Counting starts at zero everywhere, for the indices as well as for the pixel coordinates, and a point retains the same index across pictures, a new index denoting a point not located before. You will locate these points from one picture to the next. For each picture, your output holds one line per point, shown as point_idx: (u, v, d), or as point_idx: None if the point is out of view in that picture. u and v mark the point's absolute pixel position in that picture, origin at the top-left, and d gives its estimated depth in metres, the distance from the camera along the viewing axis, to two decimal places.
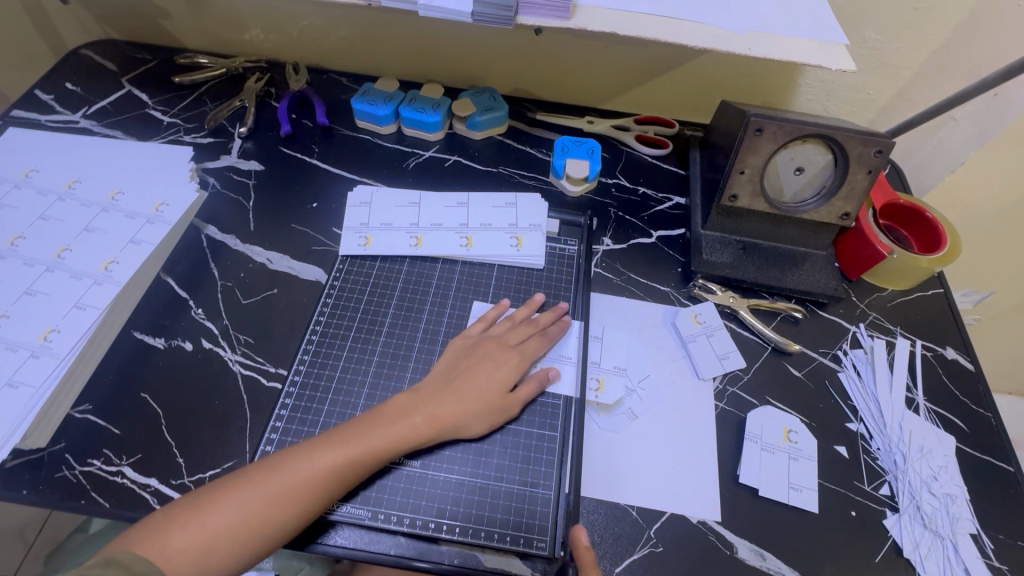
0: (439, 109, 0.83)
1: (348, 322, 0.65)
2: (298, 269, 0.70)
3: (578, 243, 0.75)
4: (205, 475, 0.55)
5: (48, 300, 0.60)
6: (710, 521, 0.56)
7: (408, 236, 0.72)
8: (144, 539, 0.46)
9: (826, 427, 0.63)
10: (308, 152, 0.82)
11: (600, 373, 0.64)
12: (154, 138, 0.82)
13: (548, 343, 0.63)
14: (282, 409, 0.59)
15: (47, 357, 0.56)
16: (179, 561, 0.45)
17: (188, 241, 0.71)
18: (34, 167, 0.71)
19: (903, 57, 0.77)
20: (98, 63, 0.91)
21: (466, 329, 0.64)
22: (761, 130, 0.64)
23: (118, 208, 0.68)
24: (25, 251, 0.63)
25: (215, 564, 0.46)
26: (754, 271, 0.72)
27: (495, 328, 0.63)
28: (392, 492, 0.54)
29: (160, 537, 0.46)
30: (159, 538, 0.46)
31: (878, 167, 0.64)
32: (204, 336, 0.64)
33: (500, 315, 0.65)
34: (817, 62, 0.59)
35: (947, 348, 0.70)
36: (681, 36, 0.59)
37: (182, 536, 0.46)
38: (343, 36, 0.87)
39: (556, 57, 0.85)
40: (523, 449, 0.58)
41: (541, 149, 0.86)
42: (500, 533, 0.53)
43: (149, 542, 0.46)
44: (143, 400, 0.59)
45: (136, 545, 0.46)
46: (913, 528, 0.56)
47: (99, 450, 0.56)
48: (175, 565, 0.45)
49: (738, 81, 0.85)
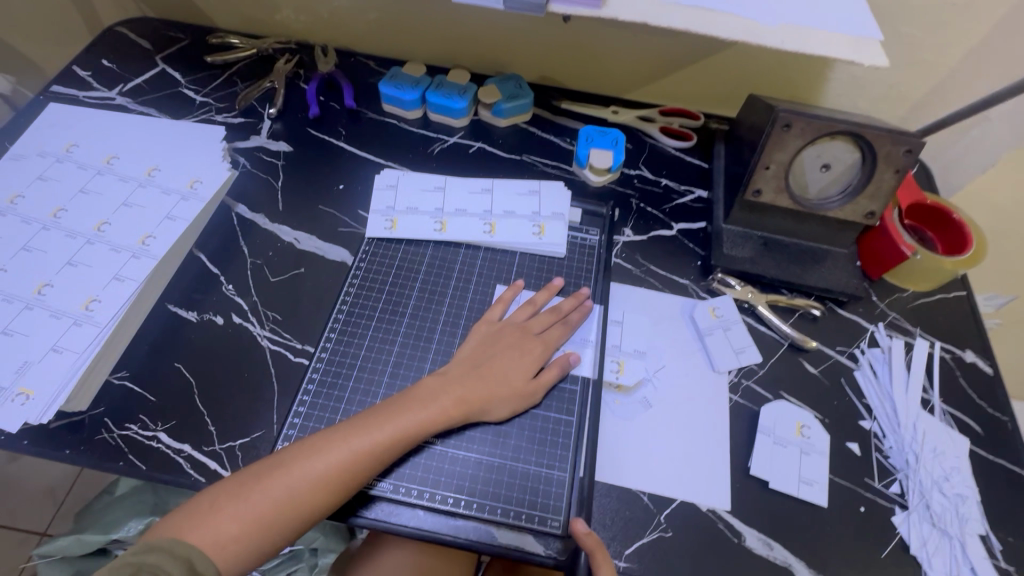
0: (465, 95, 0.84)
1: (373, 303, 0.67)
2: (325, 250, 0.72)
3: (599, 234, 0.75)
4: (235, 444, 0.58)
5: (89, 271, 0.62)
6: (719, 509, 0.57)
7: (432, 221, 0.73)
8: (193, 523, 0.48)
9: (840, 424, 0.63)
10: (335, 135, 0.84)
11: (620, 356, 0.66)
12: (187, 117, 0.84)
13: (569, 330, 0.65)
14: (309, 384, 0.61)
15: (88, 325, 0.59)
16: (231, 546, 0.48)
17: (219, 219, 0.74)
18: (74, 143, 0.73)
19: (939, 53, 0.75)
20: (132, 40, 0.93)
21: (489, 311, 0.65)
22: (789, 125, 0.64)
23: (154, 184, 0.70)
24: (67, 224, 0.66)
25: (263, 544, 0.49)
26: (775, 266, 0.72)
27: (519, 316, 0.65)
28: (413, 468, 0.56)
29: (209, 524, 0.48)
30: (208, 525, 0.48)
31: (907, 166, 0.63)
32: (235, 312, 0.66)
33: (516, 296, 0.67)
34: (849, 57, 0.58)
35: (966, 351, 0.70)
36: (713, 28, 0.59)
37: (232, 523, 0.48)
38: (372, 19, 0.88)
39: (584, 45, 0.85)
40: (540, 431, 0.59)
41: (565, 138, 0.86)
42: (516, 511, 0.55)
43: (198, 528, 0.48)
44: (177, 370, 0.62)
45: (187, 530, 0.48)
46: (922, 526, 0.57)
47: (136, 415, 0.59)
48: (228, 549, 0.48)
49: (767, 75, 0.84)
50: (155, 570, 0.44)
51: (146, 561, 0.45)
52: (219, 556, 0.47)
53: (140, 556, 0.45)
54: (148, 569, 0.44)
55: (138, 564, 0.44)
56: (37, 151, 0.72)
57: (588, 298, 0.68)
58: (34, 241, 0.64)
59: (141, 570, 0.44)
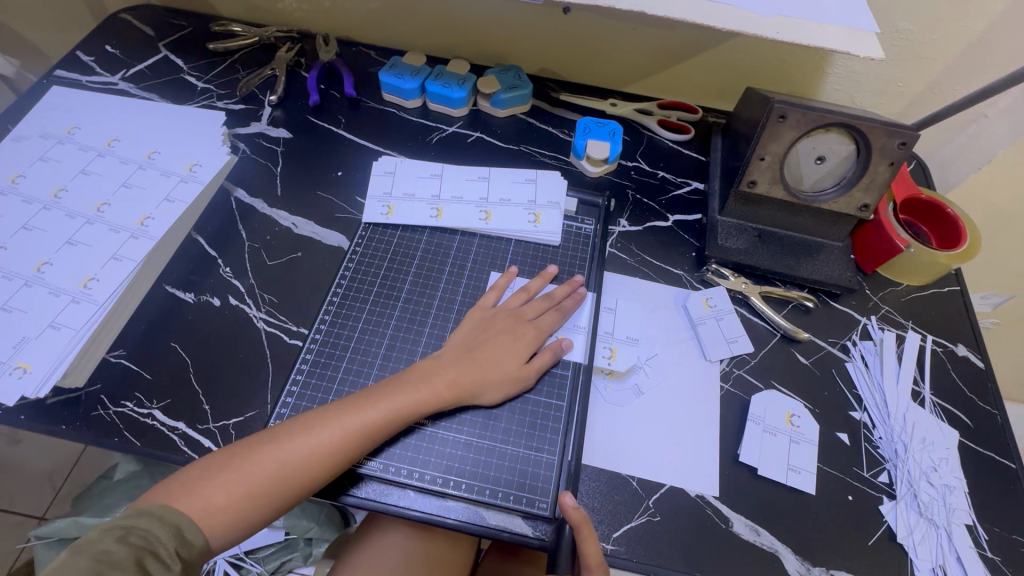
0: (464, 85, 0.84)
1: (368, 288, 0.67)
2: (322, 235, 0.73)
3: (595, 224, 0.75)
4: (229, 423, 0.58)
5: (88, 250, 0.63)
6: (707, 495, 0.58)
7: (429, 208, 0.74)
8: (183, 494, 0.49)
9: (830, 414, 0.64)
10: (335, 122, 0.84)
11: (613, 342, 0.66)
12: (188, 103, 0.85)
13: (563, 317, 0.65)
14: (302, 365, 0.62)
15: (86, 302, 0.60)
16: (220, 515, 0.49)
17: (218, 203, 0.74)
18: (76, 125, 0.74)
19: (938, 49, 0.75)
20: (135, 27, 0.94)
21: (483, 297, 0.66)
22: (784, 116, 0.64)
23: (154, 167, 0.70)
24: (67, 204, 0.66)
25: (251, 516, 0.50)
26: (769, 258, 0.72)
27: (512, 302, 0.65)
28: (403, 448, 0.57)
29: (199, 493, 0.49)
30: (198, 494, 0.49)
31: (901, 160, 0.64)
32: (231, 294, 0.67)
33: (509, 283, 0.67)
34: (844, 48, 0.58)
35: (959, 345, 0.70)
36: (710, 18, 0.59)
37: (222, 493, 0.49)
38: (374, 8, 0.88)
39: (583, 37, 0.85)
40: (531, 415, 0.60)
41: (563, 129, 0.86)
42: (504, 493, 0.55)
43: (188, 497, 0.49)
44: (173, 350, 0.63)
45: (177, 498, 0.49)
46: (910, 515, 0.58)
47: (132, 393, 0.59)
48: (217, 519, 0.49)
49: (765, 68, 0.84)
50: (141, 536, 0.45)
51: (135, 527, 0.46)
52: (208, 525, 0.48)
53: (132, 520, 0.46)
54: (134, 535, 0.45)
55: (127, 527, 0.45)
56: (39, 132, 0.72)
57: (582, 286, 0.68)
58: (35, 220, 0.65)
59: (127, 535, 0.45)
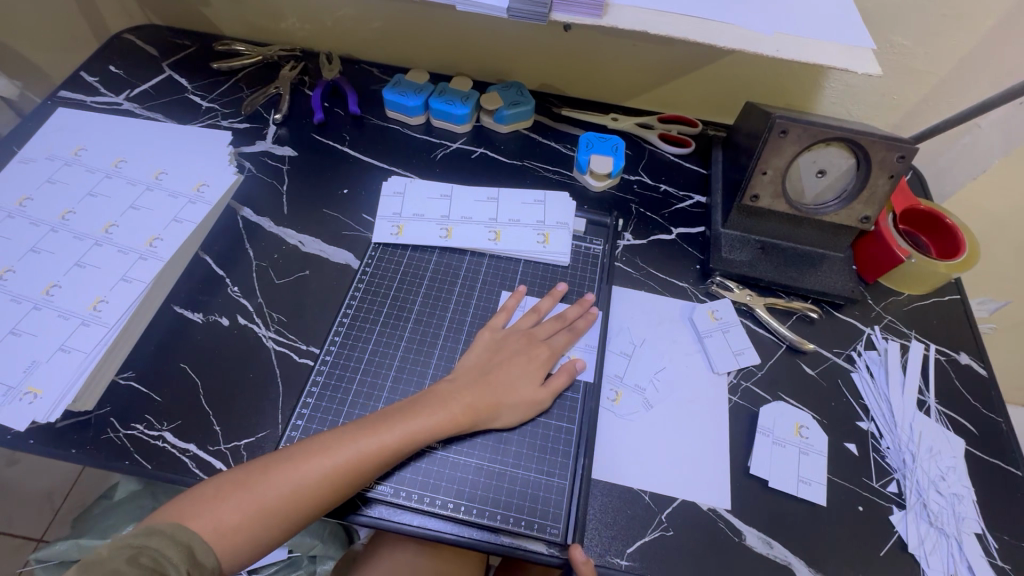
0: (467, 102, 0.85)
1: (378, 308, 0.68)
2: (330, 253, 0.73)
3: (603, 244, 0.76)
4: (241, 444, 0.58)
5: (97, 273, 0.63)
6: (719, 509, 0.58)
7: (438, 228, 0.74)
8: (193, 514, 0.49)
9: (838, 425, 0.64)
10: (340, 140, 0.85)
11: (620, 387, 0.65)
12: (193, 122, 0.85)
13: (575, 337, 0.66)
14: (313, 387, 0.62)
15: (96, 325, 0.60)
16: (231, 536, 0.48)
17: (225, 222, 0.75)
18: (83, 146, 0.74)
19: (931, 63, 0.77)
20: (139, 47, 0.95)
21: (493, 319, 0.66)
22: (785, 132, 0.65)
23: (161, 188, 0.71)
24: (75, 226, 0.67)
25: (262, 538, 0.50)
26: (773, 270, 0.73)
27: (523, 323, 0.66)
28: (415, 472, 0.57)
29: (211, 512, 0.49)
30: (211, 513, 0.49)
31: (900, 172, 0.65)
32: (240, 313, 0.67)
33: (519, 303, 0.68)
34: (844, 66, 0.59)
35: (961, 353, 0.71)
36: (711, 37, 0.60)
37: (235, 512, 0.49)
38: (377, 27, 0.90)
39: (584, 54, 0.87)
40: (541, 438, 0.60)
41: (566, 144, 0.87)
42: (516, 517, 0.55)
43: (201, 515, 0.48)
44: (182, 370, 0.62)
45: (189, 517, 0.48)
46: (920, 525, 0.58)
47: (142, 415, 0.59)
48: (229, 539, 0.48)
49: (763, 83, 0.85)
50: (153, 556, 0.45)
51: (147, 546, 0.46)
52: (220, 546, 0.48)
53: (143, 540, 0.46)
54: (145, 555, 0.45)
55: (139, 547, 0.45)
56: (46, 154, 0.73)
57: (592, 304, 0.69)
58: (43, 242, 0.65)
59: (138, 555, 0.45)
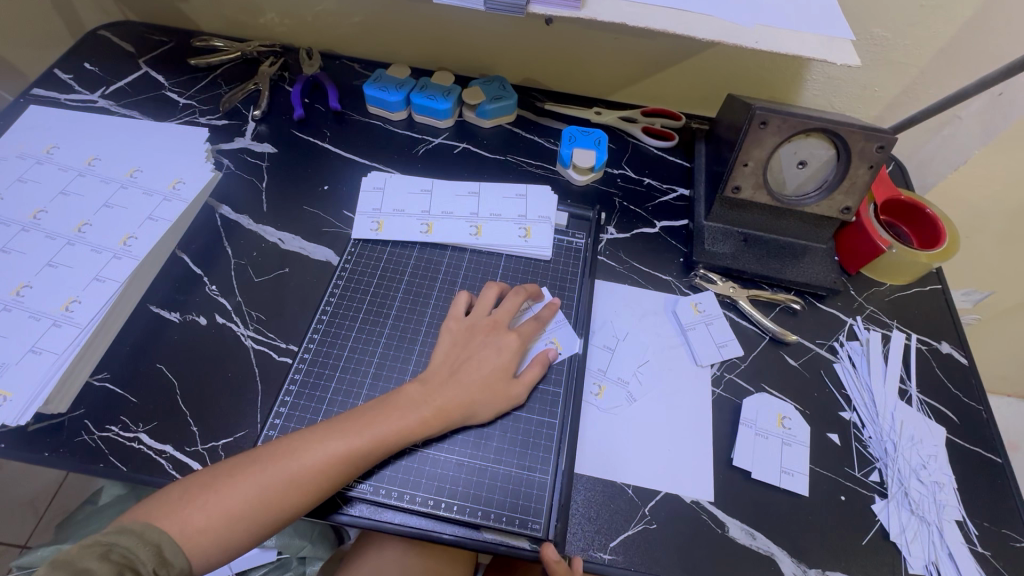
0: (449, 96, 0.84)
1: (357, 305, 0.67)
2: (310, 250, 0.72)
3: (586, 238, 0.76)
4: (218, 444, 0.57)
5: (69, 272, 0.62)
6: (702, 501, 0.58)
7: (419, 223, 0.73)
8: (162, 515, 0.48)
9: (820, 415, 0.64)
10: (320, 136, 0.84)
11: (603, 380, 0.65)
12: (170, 119, 0.84)
13: (540, 326, 0.65)
14: (292, 385, 0.61)
15: (68, 326, 0.59)
16: (200, 538, 0.48)
17: (203, 220, 0.73)
18: (55, 144, 0.73)
19: (911, 53, 0.77)
20: (115, 43, 0.93)
21: (457, 306, 0.65)
22: (765, 123, 0.65)
23: (136, 185, 0.69)
24: (46, 225, 0.65)
25: (232, 541, 0.49)
26: (755, 262, 0.73)
27: (483, 308, 0.64)
28: (394, 471, 0.56)
29: (180, 513, 0.48)
30: (179, 515, 0.48)
31: (880, 162, 0.65)
32: (218, 312, 0.66)
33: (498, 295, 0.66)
34: (822, 56, 0.59)
35: (942, 342, 0.71)
36: (689, 28, 0.60)
37: (202, 515, 0.48)
38: (357, 22, 0.89)
39: (566, 47, 0.86)
40: (522, 434, 0.59)
41: (549, 138, 0.87)
42: (496, 513, 0.55)
43: (169, 517, 0.48)
44: (159, 370, 0.61)
45: (159, 517, 0.48)
46: (901, 513, 0.58)
47: (117, 417, 0.58)
48: (198, 542, 0.48)
49: (745, 75, 0.85)
50: (123, 553, 0.44)
51: (117, 544, 0.45)
52: (188, 547, 0.47)
53: (113, 537, 0.45)
54: (115, 552, 0.44)
55: (108, 545, 0.44)
56: (16, 152, 0.71)
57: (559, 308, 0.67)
58: (13, 242, 0.63)
59: (108, 552, 0.44)
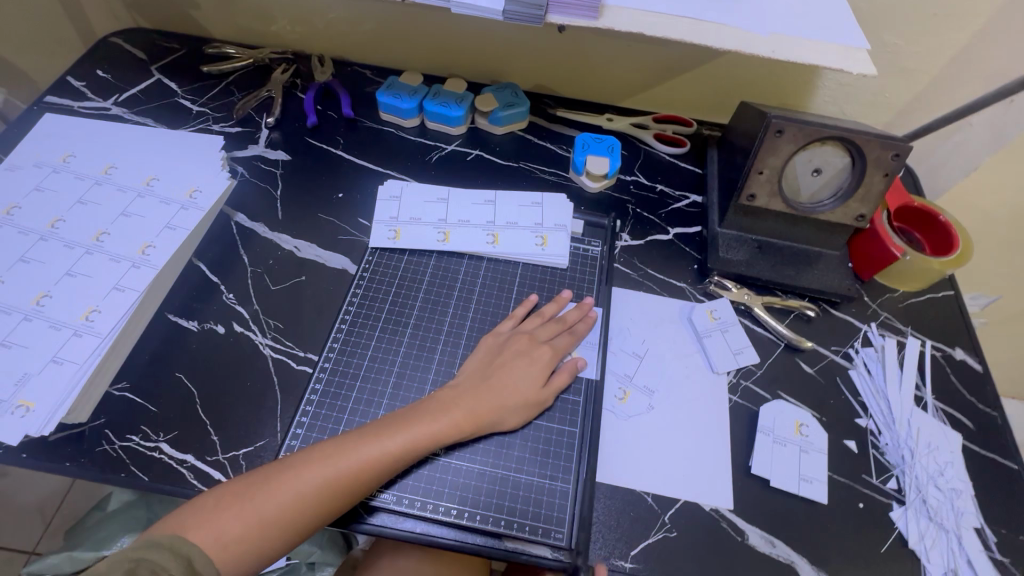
0: (462, 103, 0.85)
1: (377, 314, 0.67)
2: (326, 258, 0.73)
3: (601, 245, 0.76)
4: (239, 453, 0.57)
5: (89, 282, 0.62)
6: (721, 508, 0.58)
7: (435, 231, 0.74)
8: (193, 526, 0.48)
9: (837, 422, 0.65)
10: (333, 143, 0.84)
11: (624, 361, 0.67)
12: (183, 127, 0.84)
13: (576, 340, 0.65)
14: (312, 395, 0.61)
15: (89, 335, 0.59)
16: (233, 545, 0.48)
17: (219, 228, 0.74)
18: (71, 153, 0.73)
19: (922, 61, 0.78)
20: (127, 50, 0.93)
21: (499, 326, 0.66)
22: (781, 131, 0.65)
23: (153, 194, 0.70)
24: (65, 234, 0.65)
25: (263, 548, 0.49)
26: (769, 269, 0.73)
27: (528, 325, 0.65)
28: (416, 479, 0.57)
29: (213, 522, 0.48)
30: (211, 524, 0.48)
31: (895, 170, 0.65)
32: (236, 320, 0.66)
33: (529, 312, 0.68)
34: (839, 66, 0.59)
35: (956, 349, 0.72)
36: (708, 38, 0.60)
37: (235, 523, 0.48)
38: (369, 29, 0.89)
39: (578, 54, 0.86)
40: (544, 442, 0.60)
41: (561, 145, 0.87)
42: (519, 523, 0.55)
43: (200, 526, 0.48)
44: (178, 379, 0.62)
45: (190, 527, 0.48)
46: (919, 520, 0.58)
47: (138, 426, 0.58)
48: (230, 549, 0.48)
49: (756, 82, 0.86)
50: (151, 567, 0.44)
51: (145, 559, 0.45)
52: (221, 556, 0.47)
53: (142, 552, 0.45)
54: (144, 567, 0.44)
55: (137, 560, 0.45)
56: (33, 161, 0.71)
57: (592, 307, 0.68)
58: (32, 251, 0.63)
59: (137, 566, 0.44)
